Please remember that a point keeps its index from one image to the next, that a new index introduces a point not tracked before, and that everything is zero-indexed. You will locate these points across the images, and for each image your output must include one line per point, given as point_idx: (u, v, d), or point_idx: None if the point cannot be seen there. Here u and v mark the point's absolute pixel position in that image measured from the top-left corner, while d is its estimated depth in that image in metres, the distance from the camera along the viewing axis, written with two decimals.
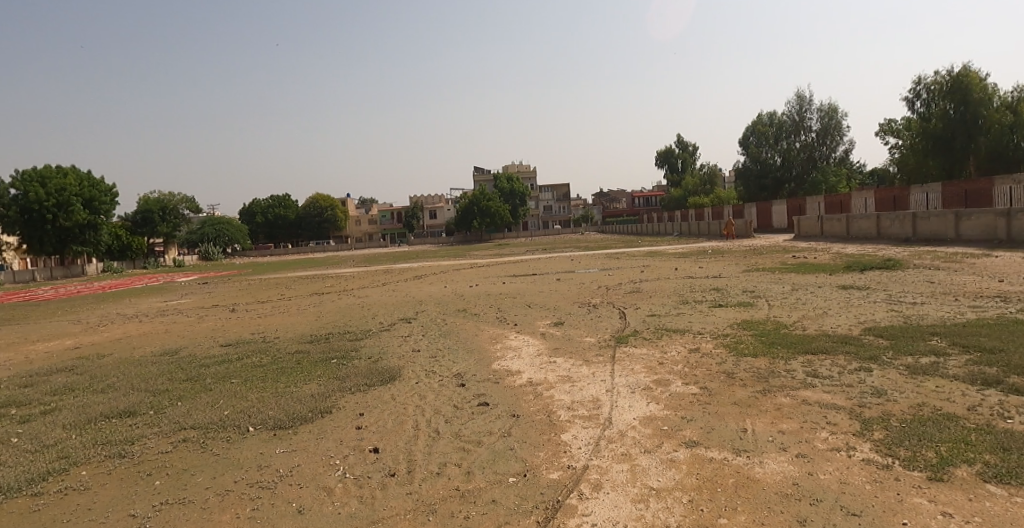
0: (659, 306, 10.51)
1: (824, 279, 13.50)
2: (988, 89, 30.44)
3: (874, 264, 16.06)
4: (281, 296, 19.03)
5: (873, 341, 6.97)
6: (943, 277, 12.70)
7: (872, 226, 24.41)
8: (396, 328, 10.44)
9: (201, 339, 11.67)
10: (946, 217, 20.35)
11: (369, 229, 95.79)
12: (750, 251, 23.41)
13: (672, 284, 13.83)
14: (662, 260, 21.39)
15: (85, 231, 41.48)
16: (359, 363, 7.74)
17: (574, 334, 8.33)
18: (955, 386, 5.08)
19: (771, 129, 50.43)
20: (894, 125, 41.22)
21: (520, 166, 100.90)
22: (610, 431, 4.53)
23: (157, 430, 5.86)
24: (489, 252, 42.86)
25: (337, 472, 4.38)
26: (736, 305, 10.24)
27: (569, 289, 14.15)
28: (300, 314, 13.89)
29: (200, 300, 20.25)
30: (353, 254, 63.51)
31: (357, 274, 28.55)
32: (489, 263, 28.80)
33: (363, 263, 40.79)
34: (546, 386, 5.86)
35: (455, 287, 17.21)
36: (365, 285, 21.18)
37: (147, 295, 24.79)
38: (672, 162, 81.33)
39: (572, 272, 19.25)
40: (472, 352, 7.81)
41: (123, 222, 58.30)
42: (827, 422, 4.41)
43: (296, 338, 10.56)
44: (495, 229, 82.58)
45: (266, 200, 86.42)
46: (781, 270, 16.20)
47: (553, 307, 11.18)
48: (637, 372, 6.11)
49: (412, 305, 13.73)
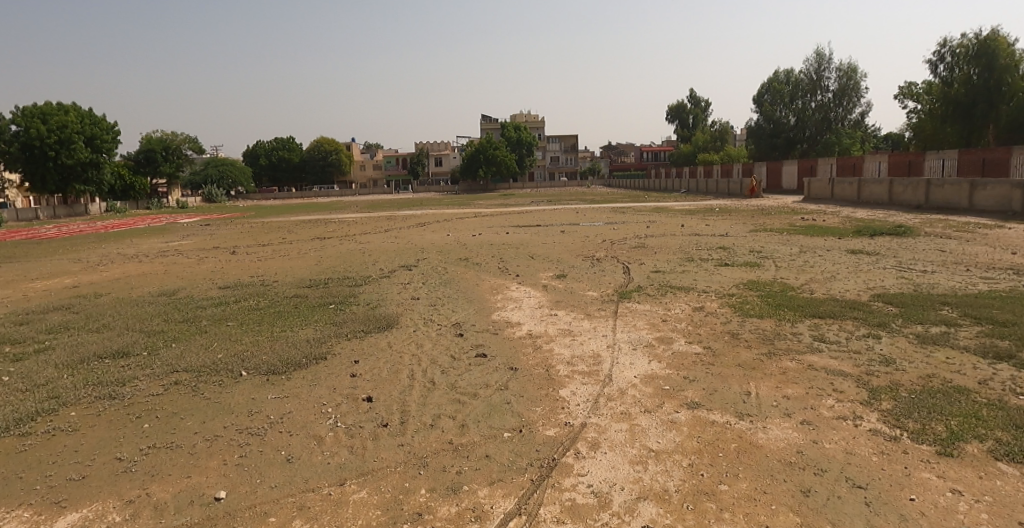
0: (664, 262, 10.29)
1: (833, 243, 13.21)
2: (1016, 55, 29.24)
3: (885, 229, 15.73)
4: (282, 240, 18.85)
5: (882, 307, 6.81)
6: (955, 246, 12.42)
7: (885, 191, 23.91)
8: (396, 275, 10.26)
9: (200, 280, 11.55)
10: (961, 186, 19.87)
11: (373, 175, 94.72)
12: (757, 211, 23.02)
13: (678, 241, 13.54)
14: (669, 216, 21.01)
15: (88, 170, 41.04)
16: (356, 309, 7.64)
17: (576, 288, 8.17)
18: (966, 358, 4.98)
19: (787, 87, 48.82)
20: (915, 87, 39.82)
21: (527, 116, 98.69)
22: (609, 389, 4.41)
23: (149, 372, 5.79)
24: (494, 201, 42.33)
25: (329, 420, 4.30)
26: (743, 265, 10.01)
27: (573, 242, 13.88)
28: (301, 258, 13.72)
29: (202, 241, 20.08)
30: (356, 200, 62.97)
31: (359, 219, 28.26)
32: (492, 212, 28.47)
33: (366, 209, 40.37)
34: (545, 339, 5.73)
35: (457, 235, 16.97)
36: (367, 231, 20.94)
37: (149, 235, 24.60)
38: (683, 117, 79.28)
39: (576, 225, 18.95)
40: (471, 302, 7.66)
41: (125, 161, 57.47)
42: (834, 390, 4.29)
43: (295, 282, 10.42)
44: (500, 180, 81.57)
45: (270, 142, 84.96)
46: (789, 231, 15.86)
47: (556, 260, 10.99)
48: (640, 329, 5.97)
49: (414, 252, 13.51)
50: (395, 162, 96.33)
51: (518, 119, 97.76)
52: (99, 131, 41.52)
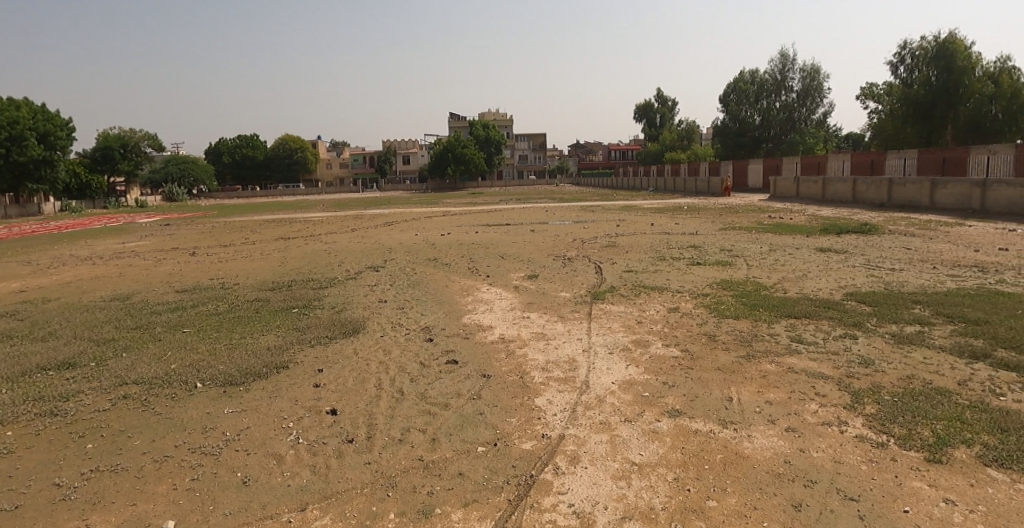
0: (636, 262, 10.19)
1: (801, 241, 13.40)
2: (972, 57, 30.31)
3: (850, 227, 16.07)
4: (244, 240, 18.18)
5: (855, 307, 6.85)
6: (919, 243, 12.74)
7: (848, 190, 24.52)
8: (364, 277, 9.89)
9: (156, 284, 10.94)
10: (922, 185, 20.46)
11: (340, 173, 93.08)
12: (726, 210, 23.29)
13: (649, 239, 13.52)
14: (639, 215, 21.06)
15: (41, 168, 39.18)
16: (322, 314, 7.27)
17: (548, 288, 7.98)
18: (943, 359, 5.04)
19: (753, 87, 49.81)
20: (875, 89, 41.04)
21: (497, 114, 98.49)
22: (587, 397, 4.21)
23: (95, 385, 5.34)
24: (464, 200, 41.98)
25: (290, 436, 3.99)
26: (715, 264, 9.99)
27: (544, 241, 13.72)
28: (263, 259, 13.20)
29: (159, 242, 19.22)
30: (325, 199, 61.75)
31: (325, 219, 27.58)
32: (462, 211, 28.15)
33: (332, 207, 39.55)
34: (519, 343, 5.51)
35: (427, 234, 16.65)
36: (333, 230, 20.40)
37: (103, 235, 23.45)
38: (650, 117, 80.19)
39: (547, 223, 18.81)
40: (442, 305, 7.39)
41: (80, 159, 54.95)
42: (816, 394, 4.21)
43: (258, 285, 9.92)
44: (470, 178, 81.18)
45: (234, 139, 82.61)
46: (757, 229, 16.04)
47: (527, 259, 10.80)
48: (615, 331, 5.81)
49: (381, 252, 13.13)
50: (362, 160, 94.71)
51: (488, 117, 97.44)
52: (52, 127, 39.64)
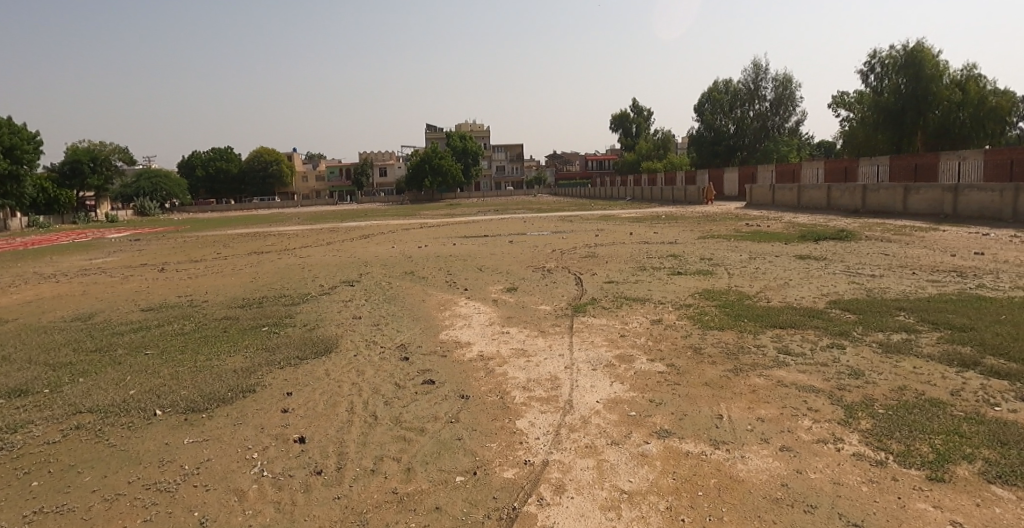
0: (616, 272, 10.06)
1: (779, 248, 13.46)
2: (940, 66, 31.19)
3: (827, 234, 16.24)
4: (215, 255, 17.64)
5: (840, 317, 6.80)
6: (896, 249, 12.90)
7: (823, 197, 24.90)
8: (338, 293, 9.53)
9: (121, 301, 10.41)
10: (895, 190, 20.83)
11: (317, 185, 92.03)
12: (704, 218, 23.42)
13: (629, 249, 13.46)
14: (619, 225, 21.03)
15: (6, 183, 37.88)
16: (293, 332, 6.92)
17: (528, 301, 7.77)
18: (933, 367, 5.00)
19: (726, 96, 50.67)
20: (846, 98, 42.02)
21: (474, 126, 98.70)
22: (571, 417, 4.00)
23: (46, 414, 4.92)
24: (441, 211, 41.71)
25: (254, 468, 3.69)
26: (695, 273, 9.91)
27: (523, 252, 13.54)
28: (234, 275, 12.75)
29: (126, 258, 18.53)
30: (302, 212, 60.84)
31: (301, 232, 27.04)
32: (440, 223, 27.88)
33: (308, 221, 38.96)
34: (498, 361, 5.27)
35: (403, 247, 16.37)
36: (309, 244, 19.95)
37: (68, 252, 22.58)
38: (626, 127, 81.04)
39: (526, 234, 18.65)
40: (418, 321, 7.11)
41: (47, 173, 53.15)
42: (808, 410, 4.09)
43: (227, 301, 9.47)
44: (448, 189, 80.98)
45: (207, 152, 81.18)
46: (736, 237, 16.09)
47: (506, 271, 10.59)
48: (598, 346, 5.61)
49: (356, 266, 12.80)
50: (339, 172, 93.68)
51: (465, 128, 97.56)
52: (18, 140, 38.22)
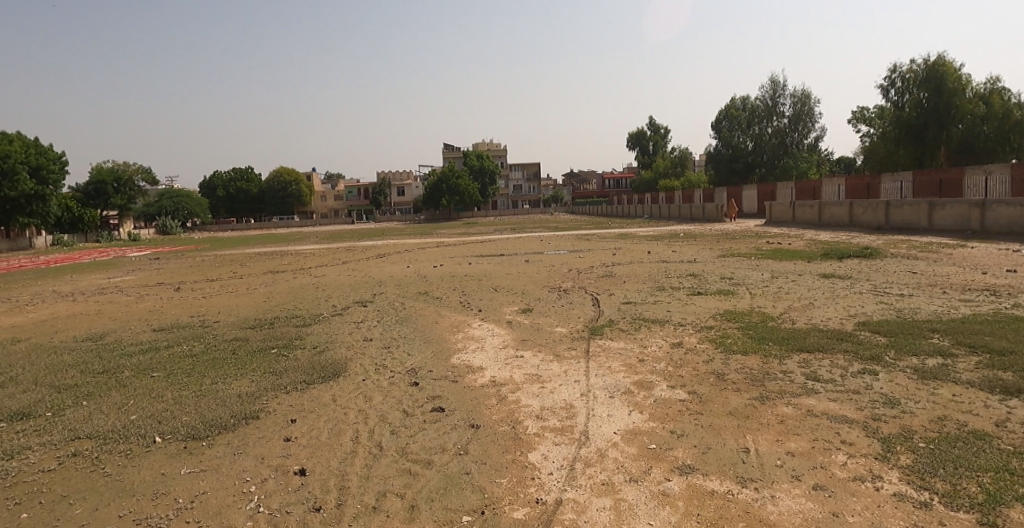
0: (634, 292, 9.81)
1: (802, 266, 13.11)
2: (962, 79, 30.67)
3: (851, 252, 15.82)
4: (232, 274, 17.77)
5: (870, 340, 6.47)
6: (924, 267, 12.46)
7: (845, 213, 24.39)
8: (350, 314, 9.41)
9: (135, 321, 10.40)
10: (919, 206, 20.30)
11: (335, 205, 93.24)
12: (722, 235, 23.05)
13: (647, 268, 13.21)
14: (635, 243, 20.76)
15: (33, 202, 38.96)
16: (302, 355, 6.76)
17: (543, 323, 7.56)
18: (974, 395, 4.67)
19: (744, 113, 50.41)
20: (866, 113, 41.49)
21: (490, 145, 99.53)
22: (586, 450, 3.77)
23: (45, 440, 4.81)
24: (457, 230, 41.81)
25: (251, 504, 3.51)
26: (716, 293, 9.61)
27: (538, 272, 13.37)
28: (249, 295, 12.76)
29: (146, 277, 18.77)
30: (319, 231, 61.54)
31: (318, 251, 27.27)
32: (455, 242, 27.90)
33: (325, 240, 39.30)
34: (511, 387, 5.04)
35: (419, 266, 16.32)
36: (325, 263, 20.03)
37: (90, 270, 22.98)
38: (643, 144, 81.02)
39: (541, 253, 18.50)
40: (430, 343, 6.92)
41: (74, 193, 54.57)
42: (841, 443, 3.80)
43: (239, 322, 9.40)
44: (464, 208, 81.44)
45: (228, 172, 82.86)
46: (756, 255, 15.75)
47: (522, 292, 10.40)
48: (615, 371, 5.36)
49: (371, 286, 12.74)
50: (356, 192, 94.84)
51: (481, 148, 98.38)
52: (44, 161, 39.74)
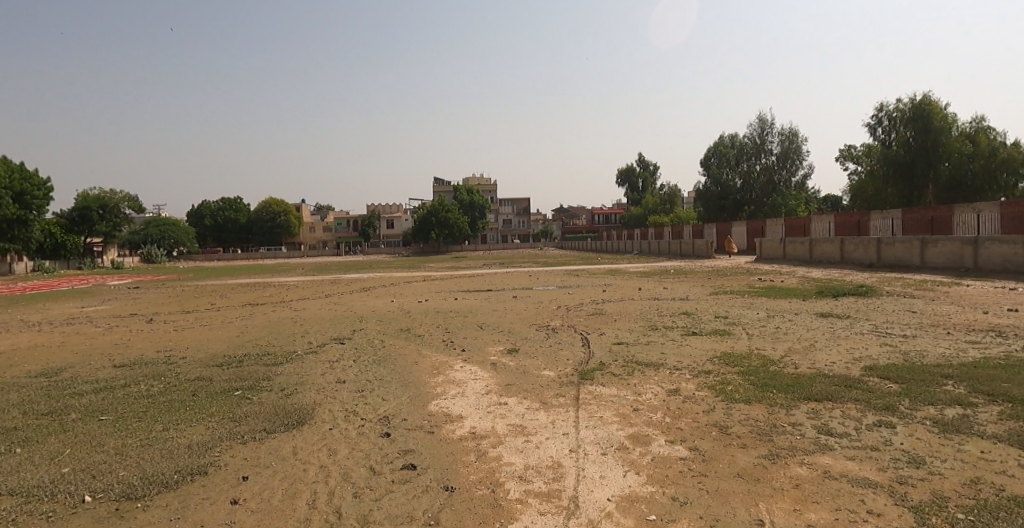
0: (626, 332, 9.35)
1: (797, 305, 12.76)
2: (948, 118, 31.26)
3: (846, 290, 15.55)
4: (209, 306, 17.16)
5: (879, 387, 6.05)
6: (923, 306, 12.18)
7: (836, 250, 24.32)
8: (325, 352, 8.78)
9: (94, 355, 9.69)
10: (911, 244, 20.23)
11: (324, 236, 92.73)
12: (714, 272, 22.78)
13: (639, 306, 12.78)
14: (626, 279, 20.41)
15: (14, 227, 38.16)
16: (267, 399, 6.10)
17: (530, 366, 7.05)
18: (1004, 452, 4.22)
19: (732, 151, 51.10)
20: (853, 151, 42.16)
21: (482, 180, 100.24)
22: (578, 522, 3.25)
23: None
24: (444, 264, 41.35)
25: None
26: (712, 333, 9.18)
27: (526, 308, 12.90)
28: (222, 329, 12.13)
29: (119, 307, 18.07)
30: (307, 261, 60.82)
31: (302, 283, 26.73)
32: (443, 276, 27.49)
33: (311, 271, 38.73)
34: (493, 441, 4.51)
35: (403, 301, 15.79)
36: (307, 296, 19.47)
37: (63, 299, 22.20)
38: (633, 181, 81.97)
39: (530, 289, 18.08)
40: (407, 387, 6.37)
41: (58, 219, 53.78)
42: (869, 514, 3.32)
43: (206, 358, 8.69)
44: (454, 241, 81.29)
45: (217, 202, 82.47)
46: (749, 293, 15.42)
47: (508, 330, 9.91)
48: (608, 423, 4.86)
49: (350, 321, 12.19)
50: (346, 223, 94.35)
51: (473, 182, 99.05)
52: (29, 185, 39.21)
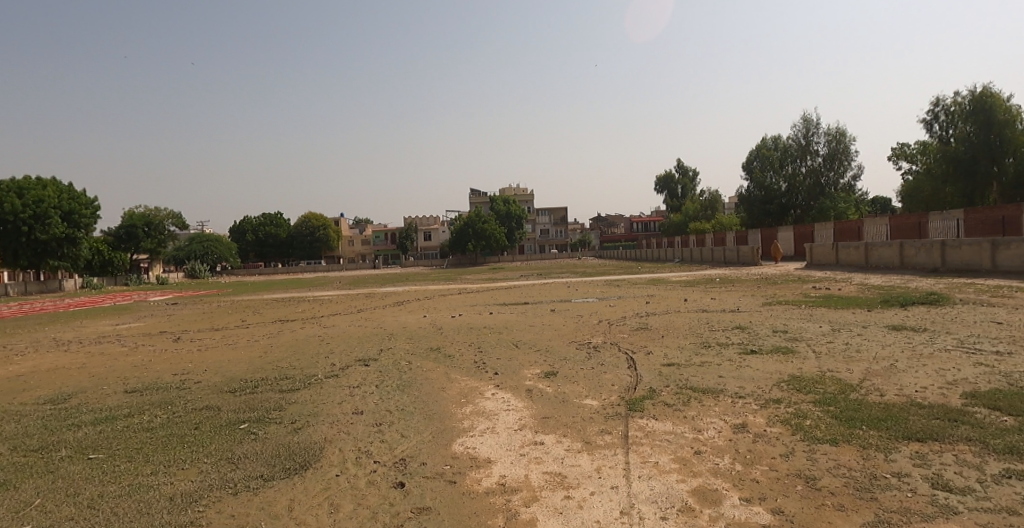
0: (675, 350, 8.39)
1: (863, 317, 11.51)
2: (1013, 110, 28.97)
3: (914, 298, 14.17)
4: (239, 323, 16.94)
5: (991, 420, 4.96)
6: (1009, 316, 10.83)
7: (895, 255, 22.61)
8: (347, 375, 8.18)
9: (111, 379, 9.31)
10: (981, 246, 18.52)
11: (362, 249, 93.86)
12: (762, 281, 21.42)
13: (686, 319, 11.79)
14: (669, 289, 19.32)
15: (63, 245, 39.72)
16: (273, 436, 5.51)
17: (570, 393, 6.24)
18: None
19: (776, 153, 49.11)
20: (907, 149, 39.76)
21: (516, 191, 100.09)
22: None
23: None
24: (480, 276, 40.82)
25: None
26: (773, 351, 8.15)
27: (565, 324, 12.05)
28: (249, 348, 11.73)
29: (153, 324, 18.09)
30: (343, 275, 61.33)
31: (337, 297, 26.57)
32: (478, 288, 26.88)
33: (347, 285, 38.71)
34: (526, 498, 3.72)
35: (435, 317, 15.15)
36: (339, 310, 19.12)
37: (105, 315, 22.51)
38: (672, 188, 80.23)
39: (568, 301, 17.24)
40: (430, 420, 5.64)
41: (106, 237, 55.97)
42: None
43: (221, 383, 8.22)
44: (489, 252, 80.97)
45: (258, 217, 84.68)
46: (807, 303, 14.15)
47: (546, 349, 9.10)
48: (666, 473, 4.00)
49: (379, 339, 11.61)
50: (383, 237, 95.41)
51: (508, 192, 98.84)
52: (77, 205, 40.86)
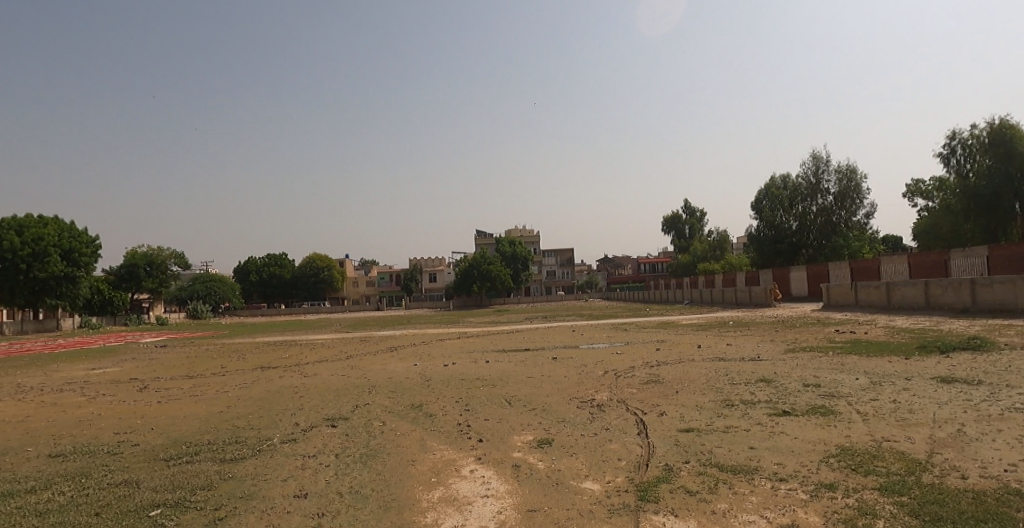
0: (693, 410, 7.14)
1: (903, 366, 10.17)
2: None
3: (955, 343, 12.79)
4: (218, 369, 15.80)
5: None
6: None
7: (919, 294, 21.29)
8: (306, 441, 6.95)
9: (40, 438, 8.07)
10: (1013, 284, 17.22)
11: (367, 291, 93.10)
12: (779, 323, 20.09)
13: (702, 370, 10.47)
14: (681, 335, 17.99)
15: (62, 283, 39.10)
16: None
17: (566, 472, 5.01)
18: None
19: (785, 192, 48.35)
20: (922, 186, 38.80)
21: (524, 232, 99.70)
22: None
23: None
24: (484, 319, 39.44)
25: None
26: (809, 412, 6.87)
27: (567, 375, 10.79)
28: (214, 401, 10.51)
29: (128, 369, 16.96)
30: (346, 317, 60.20)
31: (331, 342, 25.40)
32: (479, 332, 25.67)
33: (347, 328, 37.53)
34: None
35: (427, 365, 13.87)
36: (327, 357, 17.93)
37: (85, 358, 21.42)
38: (680, 229, 79.49)
39: (573, 348, 15.95)
40: (386, 511, 4.41)
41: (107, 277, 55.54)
42: None
43: (161, 448, 7.00)
44: (495, 294, 79.88)
45: (263, 259, 84.54)
46: (834, 350, 12.82)
47: (542, 408, 7.86)
48: None
49: (358, 393, 10.36)
50: (388, 278, 95.13)
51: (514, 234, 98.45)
52: (78, 244, 40.28)
